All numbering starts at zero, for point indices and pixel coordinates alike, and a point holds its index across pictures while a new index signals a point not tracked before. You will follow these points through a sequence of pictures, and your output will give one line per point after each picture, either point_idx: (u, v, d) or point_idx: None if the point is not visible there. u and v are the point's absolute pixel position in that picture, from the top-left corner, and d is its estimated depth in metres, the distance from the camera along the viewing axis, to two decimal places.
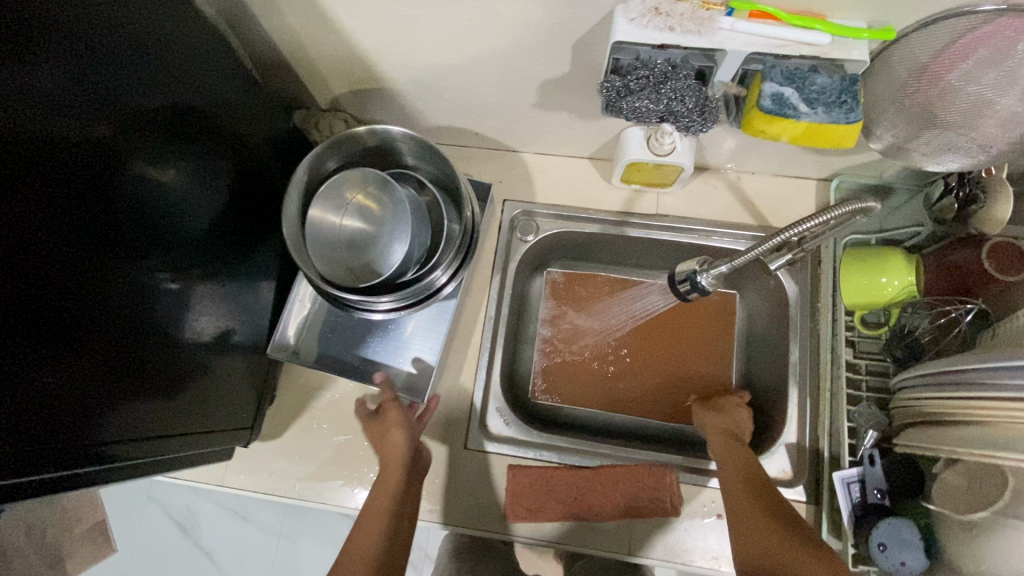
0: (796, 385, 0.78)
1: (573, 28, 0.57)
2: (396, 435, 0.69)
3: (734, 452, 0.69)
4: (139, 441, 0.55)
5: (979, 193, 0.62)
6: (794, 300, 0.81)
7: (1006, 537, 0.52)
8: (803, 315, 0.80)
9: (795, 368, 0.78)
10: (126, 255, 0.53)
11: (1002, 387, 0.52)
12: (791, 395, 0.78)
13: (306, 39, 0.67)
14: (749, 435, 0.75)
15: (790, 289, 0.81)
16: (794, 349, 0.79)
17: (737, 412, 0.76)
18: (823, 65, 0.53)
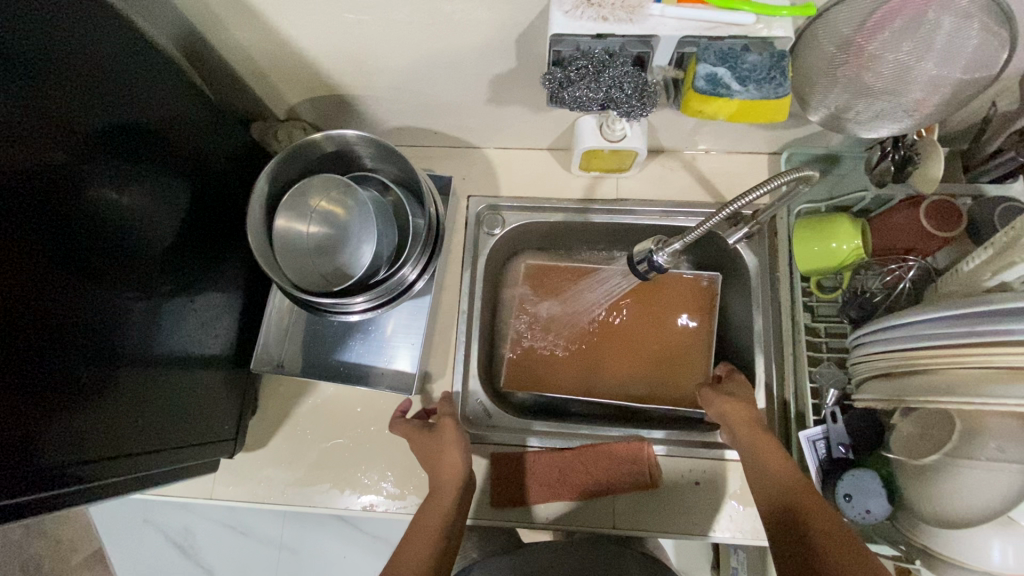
0: (765, 355, 0.82)
1: (515, 22, 0.59)
2: (451, 455, 0.67)
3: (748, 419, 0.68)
4: (114, 458, 0.55)
5: (913, 155, 0.66)
6: (757, 276, 0.84)
7: (956, 476, 0.56)
8: (766, 288, 0.83)
9: (762, 341, 0.82)
10: (90, 275, 0.53)
11: (950, 338, 0.55)
12: (760, 365, 0.82)
13: (256, 52, 0.68)
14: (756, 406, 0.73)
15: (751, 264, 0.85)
16: (760, 321, 0.83)
17: (741, 387, 0.75)
18: (754, 44, 0.55)
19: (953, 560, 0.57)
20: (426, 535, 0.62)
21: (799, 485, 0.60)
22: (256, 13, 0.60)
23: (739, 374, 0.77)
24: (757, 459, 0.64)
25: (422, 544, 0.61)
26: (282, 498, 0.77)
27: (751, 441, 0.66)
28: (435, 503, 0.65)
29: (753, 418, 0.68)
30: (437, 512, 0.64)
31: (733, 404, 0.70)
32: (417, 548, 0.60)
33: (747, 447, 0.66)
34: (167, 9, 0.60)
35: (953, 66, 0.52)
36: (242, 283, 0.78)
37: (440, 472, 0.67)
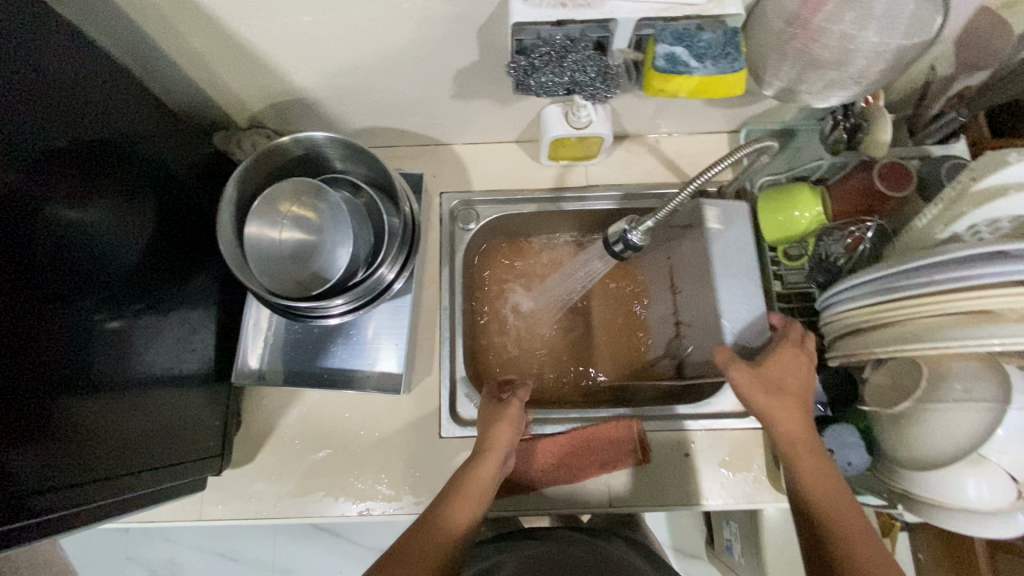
0: (740, 311, 0.79)
1: (475, 14, 0.59)
2: (505, 433, 0.68)
3: (793, 416, 0.62)
4: (88, 484, 0.53)
5: (863, 122, 0.70)
6: (724, 231, 0.82)
7: (930, 420, 0.60)
8: (735, 242, 0.81)
9: (727, 298, 0.80)
10: (53, 299, 0.51)
11: (919, 285, 0.58)
12: (738, 318, 0.79)
13: (213, 60, 0.67)
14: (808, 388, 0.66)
15: (726, 218, 0.82)
16: (721, 280, 0.80)
17: (795, 368, 0.66)
18: (706, 24, 0.58)
19: (932, 500, 0.61)
20: (468, 503, 0.61)
21: (835, 493, 0.58)
22: (210, 19, 0.60)
23: (801, 347, 0.67)
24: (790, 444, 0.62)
25: (463, 509, 0.60)
26: (273, 512, 0.75)
27: (792, 436, 0.62)
28: (476, 469, 0.64)
29: (800, 410, 0.63)
30: (481, 478, 0.63)
31: (778, 397, 0.63)
32: (459, 517, 0.60)
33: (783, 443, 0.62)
34: (118, 21, 0.59)
35: (893, 33, 0.55)
36: (217, 296, 0.76)
37: (490, 441, 0.67)
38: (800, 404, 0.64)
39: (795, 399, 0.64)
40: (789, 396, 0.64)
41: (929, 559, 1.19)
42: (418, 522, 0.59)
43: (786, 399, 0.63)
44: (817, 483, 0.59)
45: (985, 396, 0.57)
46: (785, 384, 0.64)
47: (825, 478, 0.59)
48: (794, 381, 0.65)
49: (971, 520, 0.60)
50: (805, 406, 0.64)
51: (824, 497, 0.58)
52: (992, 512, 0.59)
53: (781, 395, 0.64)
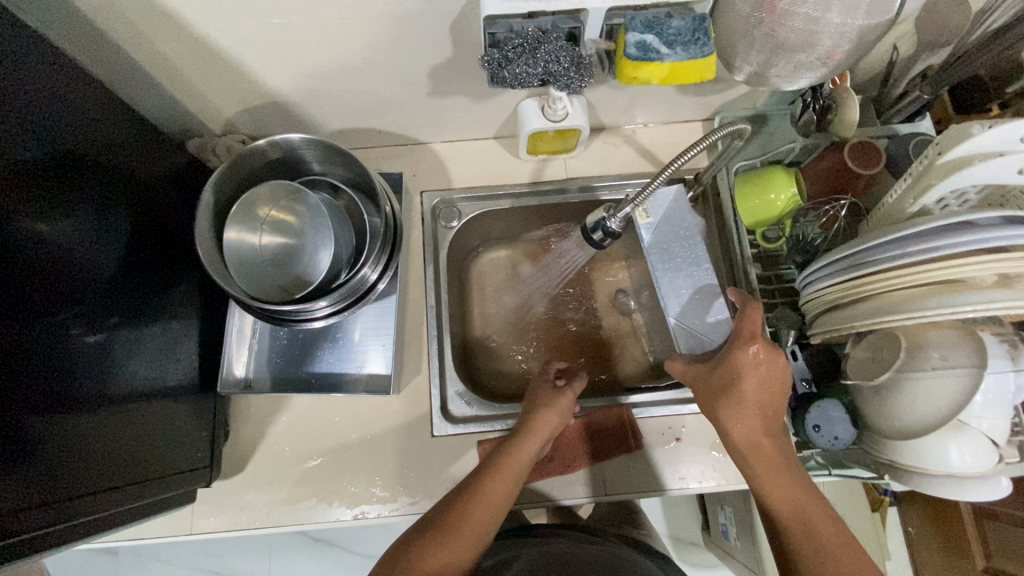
0: (688, 297, 0.77)
1: (446, 10, 0.59)
2: (550, 419, 0.70)
3: (749, 424, 0.62)
4: (69, 502, 0.52)
5: (832, 102, 0.71)
6: (654, 223, 0.80)
7: (911, 389, 0.62)
8: (670, 230, 0.79)
9: (671, 290, 0.77)
10: (31, 315, 0.50)
11: (896, 259, 0.59)
12: (683, 309, 0.76)
13: (183, 66, 0.66)
14: (769, 391, 0.63)
15: (654, 210, 0.80)
16: (661, 275, 0.78)
17: (750, 376, 0.63)
18: (676, 11, 0.59)
19: (916, 468, 0.63)
20: (505, 483, 0.63)
21: (797, 497, 0.60)
22: (178, 23, 0.59)
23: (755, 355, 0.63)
24: (749, 450, 0.62)
25: (503, 488, 0.63)
26: (266, 522, 0.74)
27: (747, 444, 0.62)
28: (517, 450, 0.67)
29: (757, 416, 0.62)
30: (523, 457, 0.66)
31: (732, 409, 0.63)
32: (495, 495, 0.62)
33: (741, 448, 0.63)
34: (83, 29, 0.57)
35: (856, 14, 0.56)
36: (198, 307, 0.74)
37: (534, 425, 0.69)
38: (759, 412, 0.62)
39: (752, 408, 0.63)
40: (744, 404, 0.63)
41: (919, 532, 1.21)
42: (453, 504, 0.62)
43: (740, 408, 0.63)
44: (777, 490, 0.60)
45: (962, 362, 0.60)
46: (738, 392, 0.63)
47: (784, 481, 0.60)
48: (750, 386, 0.63)
49: (954, 484, 0.62)
50: (767, 408, 0.63)
51: (783, 500, 0.60)
52: (976, 477, 0.61)
53: (735, 405, 0.63)
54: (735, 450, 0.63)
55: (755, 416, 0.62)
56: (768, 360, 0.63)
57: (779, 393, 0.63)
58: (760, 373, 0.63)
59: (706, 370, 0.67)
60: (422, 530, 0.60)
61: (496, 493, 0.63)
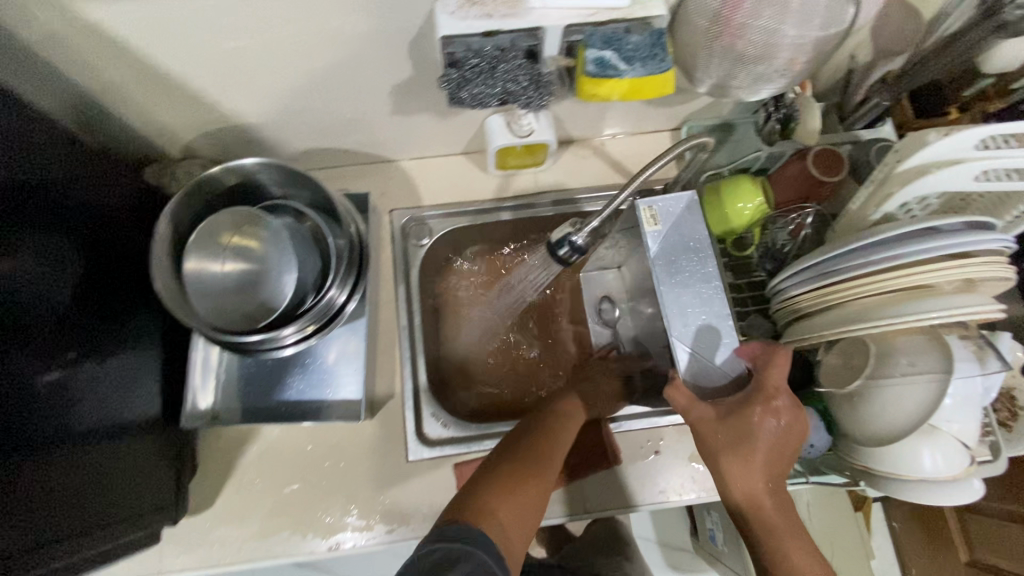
0: (694, 317, 0.68)
1: (404, 29, 0.59)
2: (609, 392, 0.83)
3: (753, 482, 0.59)
4: (26, 551, 0.50)
5: (793, 112, 0.73)
6: (664, 231, 0.71)
7: (882, 395, 0.62)
8: (680, 239, 0.71)
9: (676, 307, 0.69)
10: None
11: (863, 265, 0.60)
12: (690, 329, 0.68)
13: (134, 91, 0.64)
14: (775, 449, 0.60)
15: (664, 216, 0.72)
16: (665, 290, 0.69)
17: (764, 428, 0.59)
18: (635, 26, 0.58)
19: (890, 474, 0.63)
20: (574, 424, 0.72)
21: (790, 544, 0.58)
22: (127, 51, 0.57)
23: (771, 407, 0.60)
24: (745, 505, 0.59)
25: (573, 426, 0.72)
26: (237, 558, 0.72)
27: (745, 499, 0.59)
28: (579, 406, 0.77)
29: (761, 473, 0.59)
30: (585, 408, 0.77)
31: (736, 464, 0.59)
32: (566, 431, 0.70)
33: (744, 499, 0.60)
34: (28, 61, 0.55)
35: (811, 26, 0.56)
36: (159, 337, 0.72)
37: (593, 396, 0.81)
38: (764, 468, 0.59)
39: (758, 464, 0.59)
40: (754, 457, 0.59)
41: (903, 528, 1.22)
42: (524, 453, 0.64)
43: (749, 460, 0.59)
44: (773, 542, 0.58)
45: (929, 367, 0.60)
46: (749, 448, 0.59)
47: (782, 529, 0.58)
48: (763, 440, 0.59)
49: (926, 487, 0.62)
50: (773, 462, 0.60)
51: (780, 545, 0.58)
52: (948, 480, 0.61)
53: (742, 458, 0.59)
54: (733, 503, 0.60)
55: (762, 470, 0.59)
56: (783, 418, 0.60)
57: (785, 452, 0.60)
58: (775, 428, 0.59)
59: (716, 420, 0.61)
60: (495, 468, 0.62)
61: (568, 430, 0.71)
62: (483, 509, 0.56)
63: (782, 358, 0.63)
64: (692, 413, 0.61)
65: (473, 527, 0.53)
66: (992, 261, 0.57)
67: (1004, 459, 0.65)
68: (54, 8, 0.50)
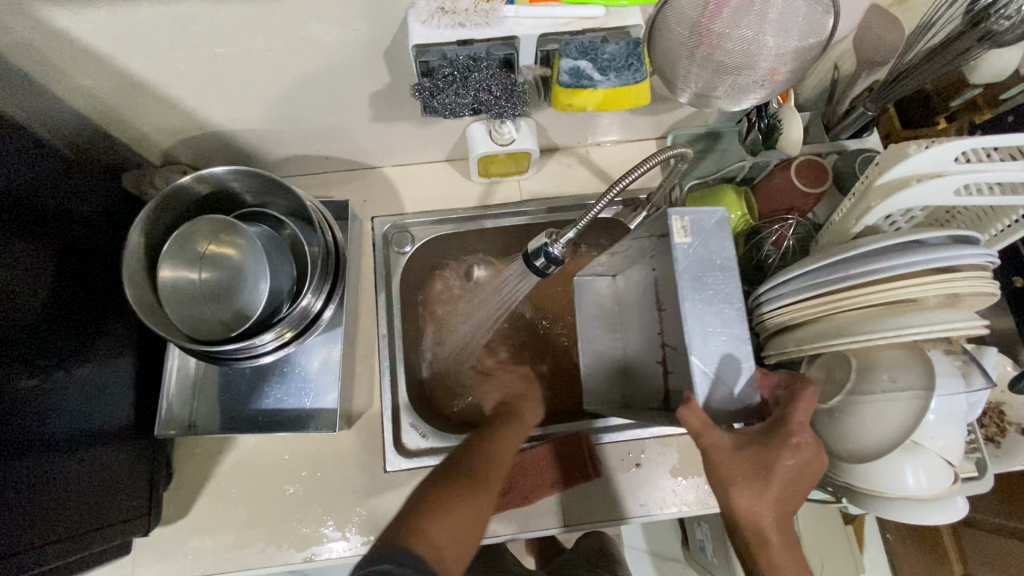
0: (716, 343, 0.51)
1: (378, 39, 0.58)
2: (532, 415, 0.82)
3: (763, 510, 0.53)
4: None
5: (776, 122, 0.73)
6: (693, 247, 0.52)
7: (862, 410, 0.61)
8: (709, 257, 0.52)
9: (697, 333, 0.51)
10: None
11: (841, 281, 0.59)
12: (711, 352, 0.50)
13: (107, 98, 0.63)
14: (790, 479, 0.54)
15: (695, 229, 0.52)
16: (687, 308, 0.51)
17: (785, 460, 0.53)
18: (612, 35, 0.58)
19: (872, 491, 0.62)
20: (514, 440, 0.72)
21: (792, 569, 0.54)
22: (100, 59, 0.57)
23: (793, 441, 0.53)
24: (751, 532, 0.54)
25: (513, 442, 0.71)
26: (211, 569, 0.71)
27: (752, 526, 0.54)
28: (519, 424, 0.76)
29: (772, 502, 0.54)
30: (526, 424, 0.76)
31: (749, 492, 0.53)
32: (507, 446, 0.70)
33: (745, 526, 0.55)
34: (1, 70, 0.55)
35: (790, 37, 0.55)
36: (134, 344, 0.71)
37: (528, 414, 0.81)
38: (776, 498, 0.54)
39: (772, 493, 0.53)
40: (767, 490, 0.53)
41: (896, 538, 1.20)
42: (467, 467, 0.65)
43: (761, 491, 0.53)
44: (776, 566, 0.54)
45: (910, 384, 0.59)
46: (766, 479, 0.53)
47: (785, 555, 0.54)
48: (781, 475, 0.53)
49: (909, 506, 0.61)
50: (785, 495, 0.54)
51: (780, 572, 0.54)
52: (930, 498, 0.60)
53: (756, 486, 0.53)
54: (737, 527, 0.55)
55: (772, 503, 0.54)
56: (805, 450, 0.53)
57: (801, 482, 0.55)
58: (796, 464, 0.53)
59: (730, 447, 0.53)
60: (432, 482, 0.63)
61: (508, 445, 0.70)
62: (414, 528, 0.57)
63: (808, 395, 0.54)
64: (704, 439, 0.52)
65: (406, 550, 0.53)
66: (976, 276, 0.56)
67: (991, 476, 0.63)
68: (22, 18, 0.50)
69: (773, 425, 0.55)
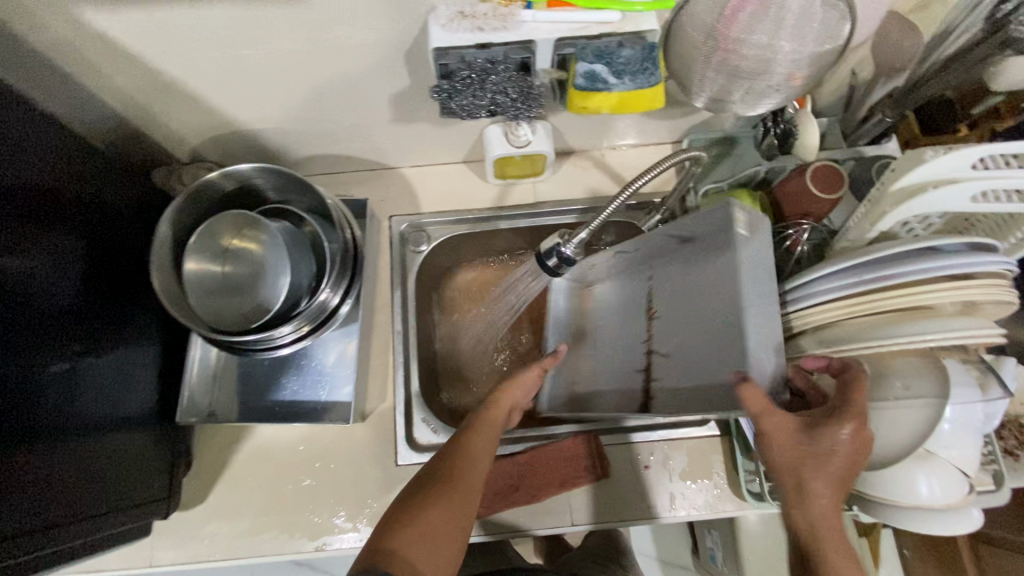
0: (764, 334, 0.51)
1: (399, 41, 0.60)
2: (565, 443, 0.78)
3: (820, 494, 0.54)
4: (20, 536, 0.52)
5: (792, 127, 0.74)
6: (748, 241, 0.51)
7: (874, 418, 0.60)
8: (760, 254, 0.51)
9: (752, 327, 0.50)
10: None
11: (850, 286, 0.59)
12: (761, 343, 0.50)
13: (141, 97, 0.66)
14: (851, 464, 0.53)
15: (752, 223, 0.52)
16: (743, 300, 0.50)
17: (841, 443, 0.53)
18: (628, 40, 0.59)
19: (884, 500, 0.61)
20: (492, 428, 0.66)
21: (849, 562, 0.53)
22: (136, 60, 0.60)
23: (851, 425, 0.53)
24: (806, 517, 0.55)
25: (489, 429, 0.65)
26: (227, 555, 0.73)
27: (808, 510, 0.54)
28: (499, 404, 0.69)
29: (830, 487, 0.54)
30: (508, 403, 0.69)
31: (806, 475, 0.54)
32: (484, 437, 0.64)
33: (800, 512, 0.55)
34: (43, 69, 0.58)
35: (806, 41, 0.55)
36: (158, 334, 0.74)
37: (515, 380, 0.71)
38: (833, 483, 0.54)
39: (829, 478, 0.54)
40: (826, 471, 0.53)
41: (914, 555, 1.17)
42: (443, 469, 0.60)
43: (819, 474, 0.53)
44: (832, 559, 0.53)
45: (923, 391, 0.58)
46: (823, 463, 0.53)
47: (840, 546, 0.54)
48: (839, 459, 0.53)
49: (923, 517, 0.60)
50: (843, 482, 0.54)
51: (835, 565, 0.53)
52: (945, 509, 0.59)
53: (814, 469, 0.53)
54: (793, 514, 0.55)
55: (829, 488, 0.54)
56: (862, 438, 0.53)
57: (857, 471, 0.54)
58: (854, 449, 0.53)
59: (790, 430, 0.54)
60: (410, 491, 0.59)
61: (484, 439, 0.64)
62: (390, 549, 0.53)
63: (860, 380, 0.55)
64: (764, 423, 0.52)
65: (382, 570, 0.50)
66: (993, 284, 0.56)
67: (1008, 488, 0.62)
68: (65, 18, 0.53)
69: (834, 409, 0.54)
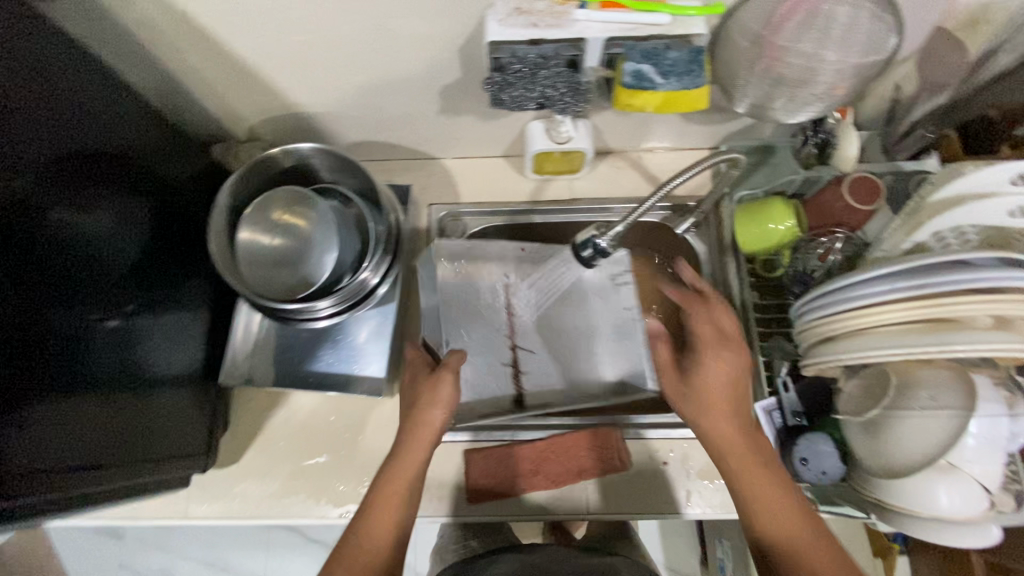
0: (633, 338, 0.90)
1: (456, 34, 0.63)
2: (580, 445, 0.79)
3: (731, 430, 0.64)
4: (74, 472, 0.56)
5: (833, 137, 0.72)
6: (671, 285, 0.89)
7: (898, 425, 0.61)
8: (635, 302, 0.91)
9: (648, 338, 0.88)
10: (68, 298, 0.55)
11: (882, 294, 0.60)
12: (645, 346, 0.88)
13: (209, 74, 0.70)
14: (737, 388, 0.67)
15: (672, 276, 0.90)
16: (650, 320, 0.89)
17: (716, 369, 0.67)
18: (675, 43, 0.60)
19: (902, 509, 0.62)
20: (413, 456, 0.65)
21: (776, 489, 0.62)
22: (211, 40, 0.64)
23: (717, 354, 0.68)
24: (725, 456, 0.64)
25: (415, 451, 0.65)
26: (255, 514, 0.77)
27: (725, 450, 0.64)
28: (425, 420, 0.66)
29: (728, 414, 0.65)
30: (433, 419, 0.66)
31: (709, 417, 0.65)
32: (405, 465, 0.64)
33: (720, 453, 0.64)
34: (126, 43, 0.63)
35: (852, 51, 0.57)
36: (207, 299, 0.78)
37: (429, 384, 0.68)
38: (729, 412, 0.65)
39: (725, 410, 0.65)
40: (722, 404, 0.65)
41: None
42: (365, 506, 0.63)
43: (722, 410, 0.65)
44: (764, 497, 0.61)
45: (949, 403, 0.59)
46: (710, 397, 0.66)
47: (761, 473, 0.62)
48: (717, 383, 0.66)
49: (941, 527, 0.60)
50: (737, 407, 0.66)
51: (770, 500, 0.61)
52: (964, 522, 0.59)
53: (707, 404, 0.66)
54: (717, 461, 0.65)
55: (731, 421, 0.65)
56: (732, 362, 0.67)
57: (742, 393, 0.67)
58: (726, 372, 0.67)
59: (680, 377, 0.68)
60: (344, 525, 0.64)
61: (401, 471, 0.64)
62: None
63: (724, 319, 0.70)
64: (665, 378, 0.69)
65: None
66: None
67: None
68: None
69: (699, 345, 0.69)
